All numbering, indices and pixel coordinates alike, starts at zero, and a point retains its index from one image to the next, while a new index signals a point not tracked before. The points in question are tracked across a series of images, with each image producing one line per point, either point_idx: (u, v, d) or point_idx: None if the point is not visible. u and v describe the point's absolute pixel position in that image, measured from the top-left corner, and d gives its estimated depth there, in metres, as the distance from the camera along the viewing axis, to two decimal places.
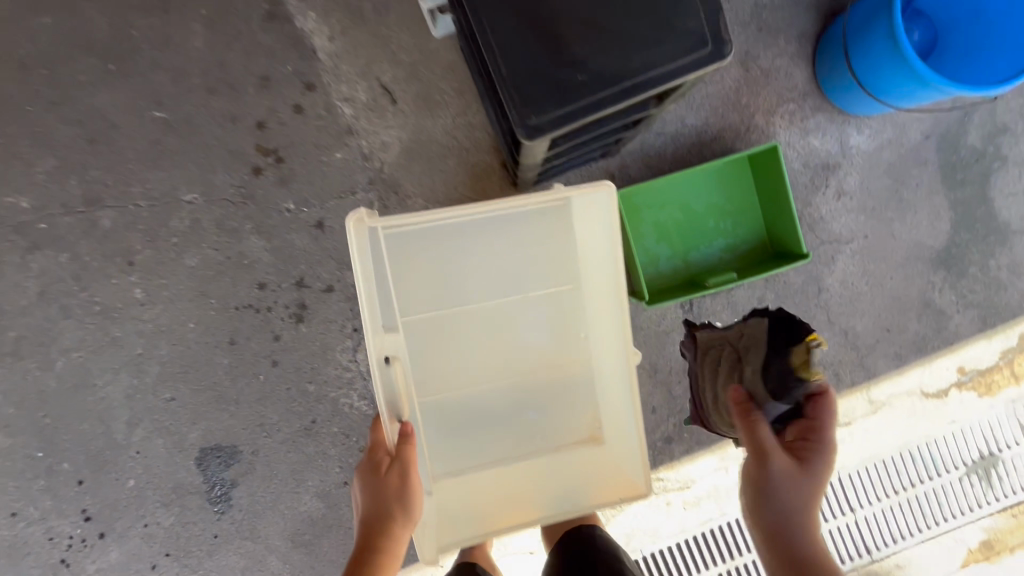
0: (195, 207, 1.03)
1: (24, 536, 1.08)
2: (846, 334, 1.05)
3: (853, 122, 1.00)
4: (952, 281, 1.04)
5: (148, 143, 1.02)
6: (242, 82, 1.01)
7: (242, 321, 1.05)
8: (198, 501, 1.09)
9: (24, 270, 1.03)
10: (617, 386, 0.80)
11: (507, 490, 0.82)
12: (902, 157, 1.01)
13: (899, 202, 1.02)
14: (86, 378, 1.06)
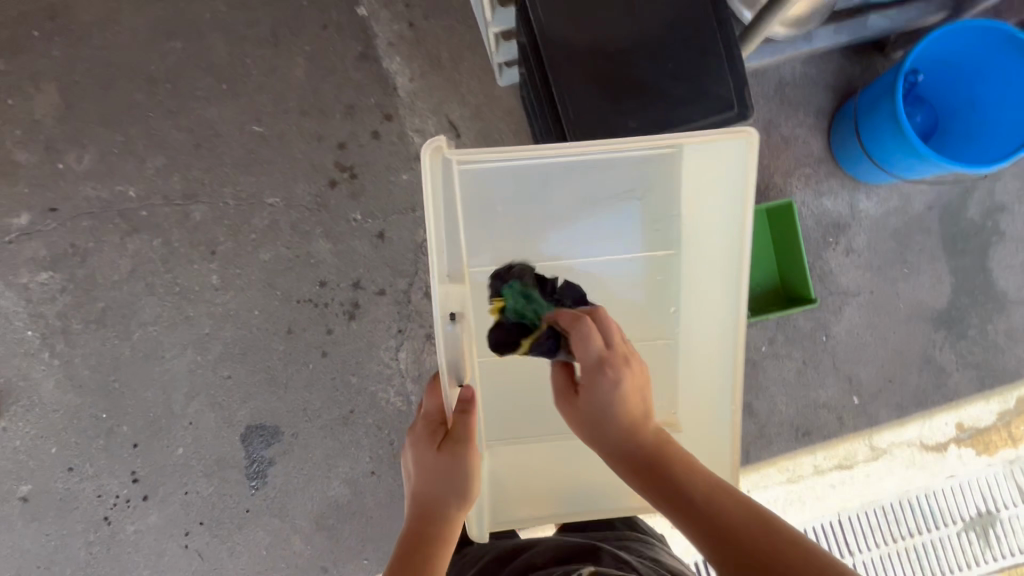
0: (275, 209, 1.18)
1: (77, 490, 1.18)
2: (850, 380, 1.13)
3: (863, 188, 1.12)
4: (952, 341, 1.13)
5: (244, 151, 1.18)
6: (330, 108, 1.18)
7: (300, 313, 1.18)
8: (236, 475, 1.18)
9: (121, 249, 1.18)
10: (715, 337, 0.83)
11: (564, 469, 0.87)
12: (907, 223, 1.12)
13: (903, 263, 1.12)
14: (156, 350, 1.18)
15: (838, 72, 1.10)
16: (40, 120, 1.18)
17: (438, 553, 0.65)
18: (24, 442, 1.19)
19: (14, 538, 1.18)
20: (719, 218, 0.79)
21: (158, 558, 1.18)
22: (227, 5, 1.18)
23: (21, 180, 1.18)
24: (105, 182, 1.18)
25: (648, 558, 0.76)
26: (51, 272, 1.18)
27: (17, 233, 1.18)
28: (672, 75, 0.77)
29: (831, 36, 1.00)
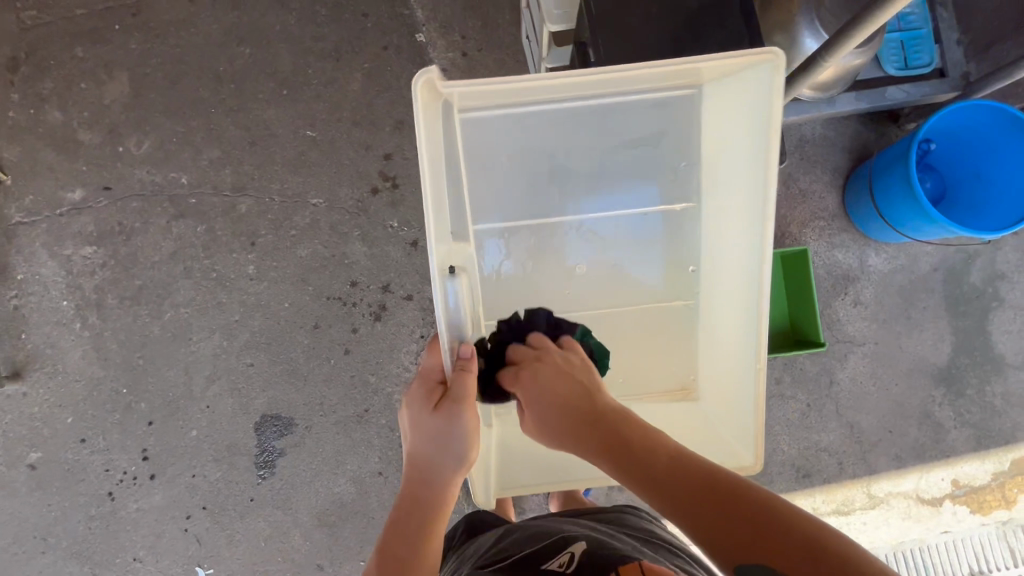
0: (317, 210, 1.24)
1: (86, 462, 1.20)
2: (851, 427, 1.17)
3: (873, 245, 1.19)
4: (951, 399, 1.17)
5: (295, 153, 1.25)
6: (381, 122, 1.26)
7: (329, 310, 1.22)
8: (246, 462, 1.20)
9: (166, 232, 1.24)
10: (737, 290, 0.82)
11: None
12: (913, 282, 1.18)
13: (907, 319, 1.18)
14: (185, 332, 1.22)
15: (856, 136, 1.18)
16: (108, 105, 1.26)
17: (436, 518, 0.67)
18: (42, 409, 1.21)
19: (16, 505, 1.19)
20: (744, 151, 0.76)
21: (158, 538, 1.19)
22: (298, 19, 1.27)
23: (81, 158, 1.25)
24: (160, 168, 1.25)
25: (638, 529, 0.77)
26: (95, 247, 1.23)
27: (69, 207, 1.24)
28: None
29: (852, 102, 1.08)
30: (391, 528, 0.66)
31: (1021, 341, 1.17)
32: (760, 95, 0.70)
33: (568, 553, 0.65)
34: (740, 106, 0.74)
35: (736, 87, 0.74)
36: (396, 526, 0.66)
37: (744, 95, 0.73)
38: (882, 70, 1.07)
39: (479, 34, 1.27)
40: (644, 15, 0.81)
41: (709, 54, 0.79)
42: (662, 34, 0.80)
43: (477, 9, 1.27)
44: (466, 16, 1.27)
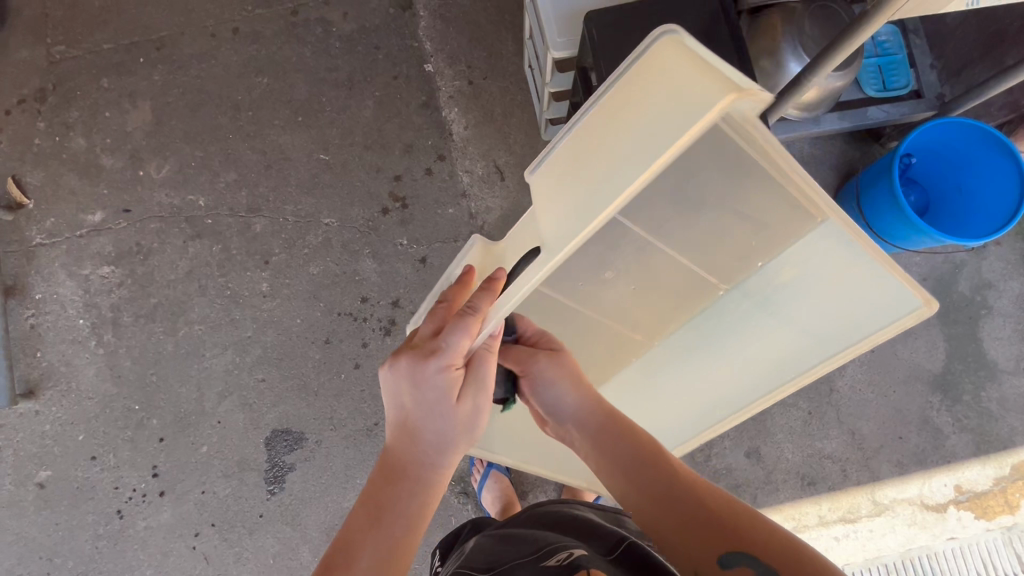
0: (330, 229, 1.29)
1: (95, 480, 1.20)
2: (853, 434, 1.20)
3: None
4: (948, 405, 1.20)
5: (309, 175, 1.31)
6: (391, 146, 1.32)
7: (339, 325, 1.25)
8: (255, 478, 1.20)
9: (182, 251, 1.28)
10: (713, 390, 0.96)
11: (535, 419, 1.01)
12: None
13: (901, 327, 1.22)
14: (198, 348, 1.25)
15: (842, 155, 1.25)
16: (130, 131, 1.32)
17: (431, 494, 0.68)
18: (54, 427, 1.22)
19: (23, 524, 1.19)
20: (814, 318, 0.83)
21: (164, 557, 1.18)
22: (313, 52, 1.35)
23: (103, 183, 1.30)
24: (179, 190, 1.30)
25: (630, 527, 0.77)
26: (113, 267, 1.27)
27: (89, 229, 1.28)
28: None
29: (836, 121, 1.15)
30: (380, 491, 0.66)
31: (1012, 347, 1.21)
32: (862, 322, 0.79)
33: (566, 552, 0.64)
34: (856, 309, 0.78)
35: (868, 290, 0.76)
36: (394, 492, 0.66)
37: (868, 312, 0.77)
38: (863, 92, 1.15)
39: (484, 63, 1.35)
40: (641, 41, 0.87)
41: None
42: None
43: (482, 41, 1.35)
44: (471, 47, 1.35)
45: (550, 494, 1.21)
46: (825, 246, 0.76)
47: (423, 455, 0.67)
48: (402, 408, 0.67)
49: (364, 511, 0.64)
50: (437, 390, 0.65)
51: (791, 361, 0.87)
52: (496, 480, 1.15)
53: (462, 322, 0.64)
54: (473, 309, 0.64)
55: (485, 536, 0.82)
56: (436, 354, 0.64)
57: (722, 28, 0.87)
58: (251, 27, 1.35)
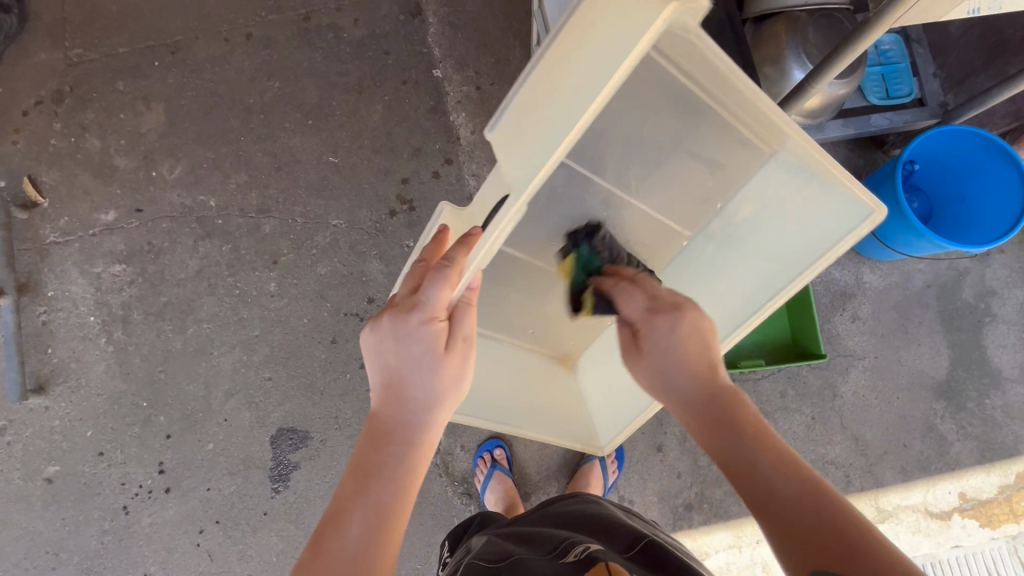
0: (338, 230, 1.31)
1: (102, 476, 1.21)
2: (856, 440, 1.20)
3: (868, 263, 1.25)
4: (952, 412, 1.20)
5: (318, 177, 1.33)
6: (399, 149, 1.34)
7: (346, 325, 1.27)
8: (260, 476, 1.21)
9: (192, 251, 1.30)
10: None
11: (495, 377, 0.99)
12: (907, 298, 1.23)
13: (905, 334, 1.22)
14: (206, 347, 1.26)
15: (845, 162, 1.26)
16: (144, 133, 1.35)
17: (420, 455, 0.68)
18: (63, 423, 1.23)
19: (31, 519, 1.20)
20: (773, 247, 0.83)
21: (169, 554, 1.19)
22: (324, 57, 1.38)
23: (116, 183, 1.33)
24: (190, 191, 1.32)
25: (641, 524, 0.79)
26: (124, 265, 1.29)
27: (101, 228, 1.31)
28: None
29: (840, 129, 1.16)
30: (368, 456, 0.66)
31: (1016, 354, 1.21)
32: (814, 237, 0.78)
33: (583, 547, 0.65)
34: (810, 226, 0.78)
35: (812, 195, 0.77)
36: (382, 457, 0.65)
37: (820, 223, 0.77)
38: (866, 99, 1.16)
39: (492, 70, 1.37)
40: None
41: None
42: None
43: (490, 47, 1.37)
44: (479, 53, 1.37)
45: (552, 496, 1.21)
46: (775, 179, 0.82)
47: (410, 414, 0.68)
48: (384, 368, 0.69)
49: (352, 478, 0.64)
50: (420, 344, 0.67)
51: (755, 290, 0.85)
52: (499, 480, 1.15)
53: (439, 274, 0.66)
54: (449, 260, 0.66)
55: (496, 533, 0.82)
56: (417, 309, 0.67)
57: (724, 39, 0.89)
58: (264, 32, 1.38)
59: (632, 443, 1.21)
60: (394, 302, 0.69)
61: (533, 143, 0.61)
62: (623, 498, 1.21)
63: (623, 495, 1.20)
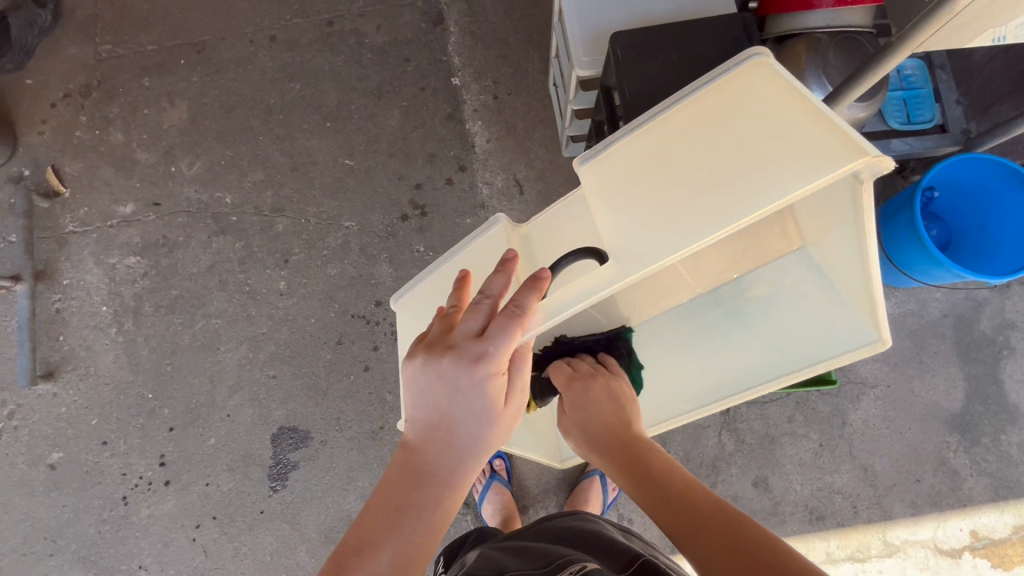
0: (349, 232, 1.31)
1: (104, 465, 1.22)
2: (865, 469, 1.17)
3: (883, 289, 1.23)
4: (966, 446, 1.17)
5: (332, 179, 1.34)
6: (414, 155, 1.35)
7: (352, 327, 1.27)
8: (259, 473, 1.21)
9: (206, 246, 1.31)
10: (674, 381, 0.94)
11: None
12: (922, 326, 1.21)
13: (919, 363, 1.20)
14: (213, 341, 1.27)
15: None
16: (166, 129, 1.38)
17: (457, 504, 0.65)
18: (69, 410, 1.24)
19: (32, 504, 1.21)
20: (773, 340, 0.84)
21: (165, 547, 1.19)
22: (344, 61, 1.39)
23: (136, 176, 1.35)
24: (207, 187, 1.34)
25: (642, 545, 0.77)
26: (138, 258, 1.31)
27: (119, 220, 1.33)
28: None
29: None
30: (404, 491, 0.63)
31: None
32: (810, 351, 0.79)
33: (579, 564, 0.63)
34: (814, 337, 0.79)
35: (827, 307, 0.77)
36: (421, 498, 0.62)
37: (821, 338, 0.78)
38: (886, 123, 1.15)
39: (510, 80, 1.37)
40: (665, 61, 0.84)
41: None
42: (682, 78, 0.84)
43: (509, 58, 1.38)
44: (498, 64, 1.38)
45: (551, 511, 1.19)
46: (795, 277, 0.81)
47: (454, 465, 0.64)
48: (429, 408, 0.63)
49: (384, 512, 0.62)
50: (482, 397, 0.62)
51: (746, 370, 0.86)
52: (497, 492, 1.15)
53: (512, 325, 0.62)
54: (521, 307, 0.63)
55: (493, 545, 0.81)
56: (483, 360, 0.61)
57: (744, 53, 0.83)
58: (288, 35, 1.41)
59: None
60: (453, 338, 0.62)
61: (653, 208, 0.65)
62: (623, 517, 1.18)
63: (622, 514, 1.18)
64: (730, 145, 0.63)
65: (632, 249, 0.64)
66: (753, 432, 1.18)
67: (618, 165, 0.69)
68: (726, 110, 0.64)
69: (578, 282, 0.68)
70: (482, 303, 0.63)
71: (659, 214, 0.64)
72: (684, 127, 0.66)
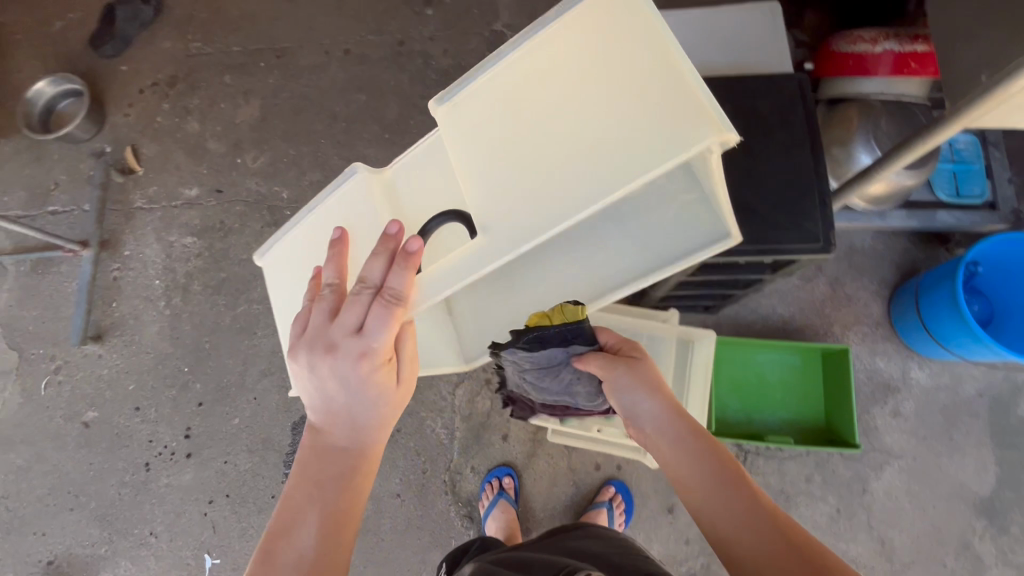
0: None
1: (134, 429, 1.28)
2: (882, 542, 1.13)
3: (917, 359, 1.21)
4: (993, 533, 1.12)
5: None
6: None
7: None
8: (275, 459, 1.25)
9: (258, 236, 1.39)
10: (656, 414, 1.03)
11: None
12: (955, 402, 1.18)
13: (949, 440, 1.17)
14: (251, 326, 1.33)
15: (904, 253, 1.25)
16: (238, 123, 1.48)
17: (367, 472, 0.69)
18: (110, 372, 1.31)
19: (62, 457, 1.27)
20: None
21: (176, 518, 1.22)
22: (409, 79, 1.48)
23: (204, 163, 1.45)
24: (267, 181, 1.43)
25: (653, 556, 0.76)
26: (195, 238, 1.39)
27: (183, 201, 1.42)
28: (769, 190, 0.80)
29: (903, 219, 1.14)
30: (316, 472, 0.67)
31: None
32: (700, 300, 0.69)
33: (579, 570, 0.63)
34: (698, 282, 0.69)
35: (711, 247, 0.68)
36: (332, 475, 0.67)
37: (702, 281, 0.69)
38: (933, 194, 1.15)
39: None
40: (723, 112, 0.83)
41: (771, 150, 0.81)
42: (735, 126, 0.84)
43: None
44: None
45: None
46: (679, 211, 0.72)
47: (352, 440, 0.68)
48: (328, 399, 0.66)
49: (303, 492, 0.66)
50: (359, 378, 0.64)
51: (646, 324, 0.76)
52: (502, 510, 1.14)
53: (388, 317, 0.62)
54: (397, 296, 0.63)
55: (497, 557, 0.81)
56: (365, 353, 0.63)
57: (797, 111, 0.82)
58: (361, 50, 1.51)
59: (644, 498, 1.18)
60: (331, 333, 0.63)
61: (524, 169, 0.61)
62: None
63: None
64: (587, 99, 0.60)
65: (509, 221, 0.61)
66: (768, 487, 1.16)
67: (476, 111, 0.65)
68: (585, 54, 0.61)
69: (453, 254, 0.64)
70: (359, 292, 0.64)
71: (523, 172, 0.61)
72: (540, 74, 0.62)
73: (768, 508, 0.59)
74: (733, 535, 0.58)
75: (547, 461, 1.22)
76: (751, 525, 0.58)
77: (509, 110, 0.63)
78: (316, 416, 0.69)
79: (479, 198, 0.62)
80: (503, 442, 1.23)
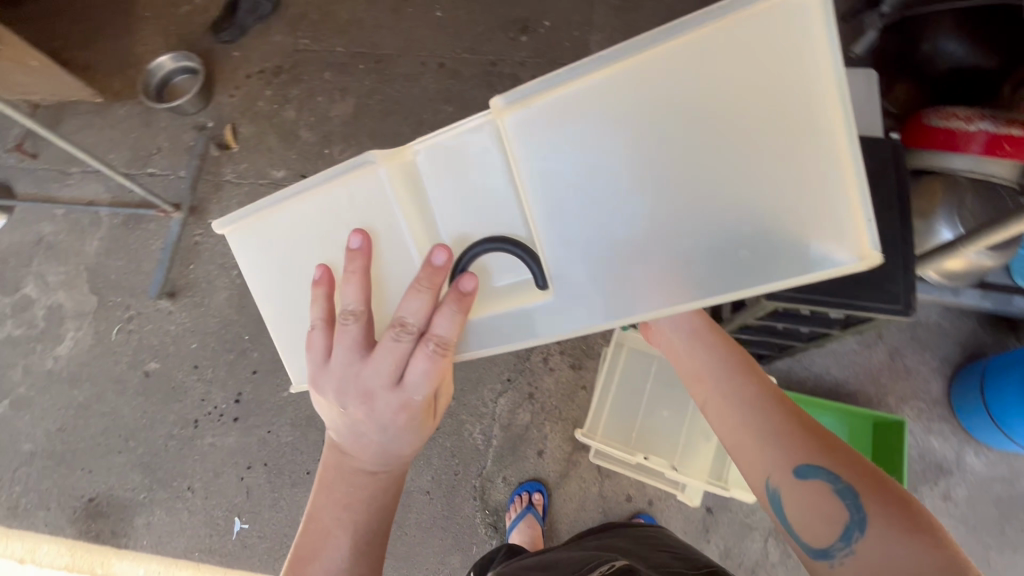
0: None
1: (189, 386, 1.34)
2: None
3: (974, 445, 1.17)
4: None
5: None
6: None
7: None
8: (316, 437, 1.28)
9: None
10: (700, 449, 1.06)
11: None
12: (1010, 496, 1.14)
13: (999, 534, 1.13)
14: None
15: (971, 335, 1.23)
16: (331, 117, 1.57)
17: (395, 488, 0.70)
18: (177, 329, 1.39)
19: (119, 401, 1.34)
20: None
21: (215, 477, 1.27)
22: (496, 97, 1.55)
23: (294, 149, 1.54)
24: None
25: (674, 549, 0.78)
26: None
27: (270, 181, 1.52)
28: None
29: (976, 299, 1.13)
30: (347, 490, 0.68)
31: None
32: None
33: (608, 563, 0.65)
34: None
35: None
36: (364, 493, 0.67)
37: None
38: (1012, 279, 1.12)
39: None
40: None
41: None
42: None
43: None
44: None
45: None
46: None
47: (380, 463, 0.68)
48: (358, 428, 0.66)
49: (337, 505, 0.67)
50: (393, 414, 0.64)
51: None
52: (528, 524, 1.14)
53: (428, 366, 0.61)
54: (443, 345, 0.61)
55: (531, 557, 0.82)
56: (404, 398, 0.63)
57: (889, 174, 0.83)
58: (455, 65, 1.59)
59: None
60: (366, 379, 0.63)
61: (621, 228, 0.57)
62: None
63: None
64: (715, 161, 0.52)
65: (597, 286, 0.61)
66: None
67: (567, 129, 0.55)
68: (723, 95, 0.50)
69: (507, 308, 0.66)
70: (389, 335, 0.61)
71: (620, 231, 0.57)
72: (660, 110, 0.52)
73: (777, 395, 0.59)
74: (735, 420, 0.58)
75: (579, 485, 1.21)
76: (757, 409, 0.58)
77: (612, 145, 0.55)
78: (344, 436, 0.68)
79: (558, 249, 0.60)
80: (538, 458, 1.24)
